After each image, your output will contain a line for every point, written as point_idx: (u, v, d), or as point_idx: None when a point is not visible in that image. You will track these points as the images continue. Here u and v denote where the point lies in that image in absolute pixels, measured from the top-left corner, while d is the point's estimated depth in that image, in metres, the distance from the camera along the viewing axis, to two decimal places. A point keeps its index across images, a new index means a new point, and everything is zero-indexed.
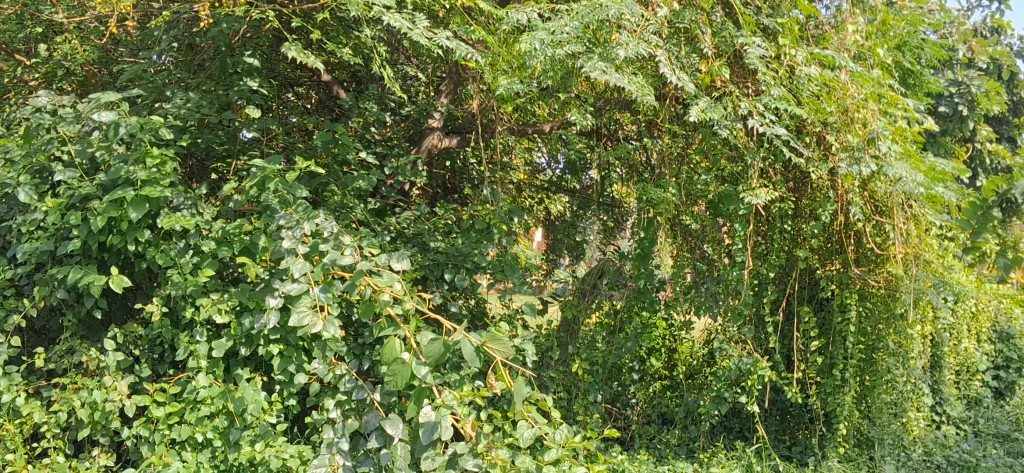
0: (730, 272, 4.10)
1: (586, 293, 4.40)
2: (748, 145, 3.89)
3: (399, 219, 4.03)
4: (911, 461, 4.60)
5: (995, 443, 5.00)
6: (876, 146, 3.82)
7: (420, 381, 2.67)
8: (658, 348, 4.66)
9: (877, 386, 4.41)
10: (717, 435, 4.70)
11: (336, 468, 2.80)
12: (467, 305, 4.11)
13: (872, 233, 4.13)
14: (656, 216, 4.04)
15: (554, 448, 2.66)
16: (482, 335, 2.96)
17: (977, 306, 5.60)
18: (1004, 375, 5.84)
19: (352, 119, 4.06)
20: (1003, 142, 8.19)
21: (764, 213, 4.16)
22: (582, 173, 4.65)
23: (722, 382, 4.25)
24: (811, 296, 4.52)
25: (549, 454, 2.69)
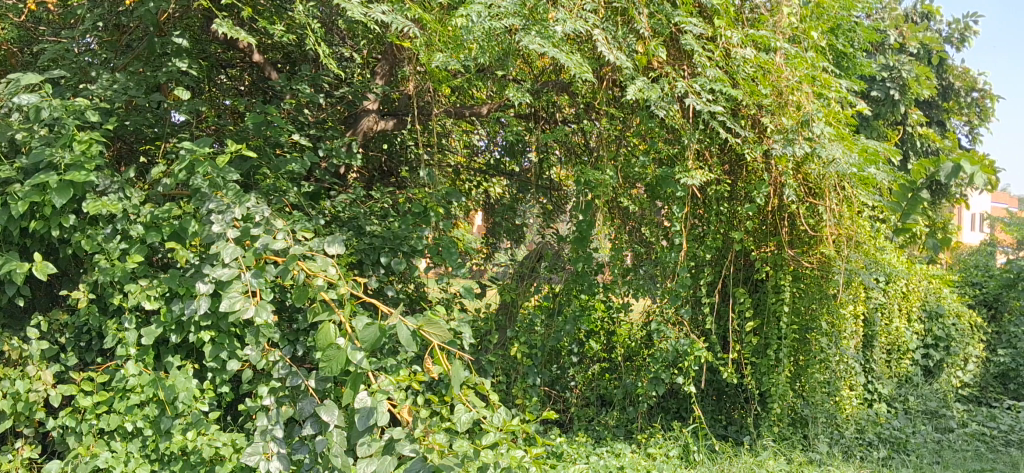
0: (668, 254, 4.15)
1: (524, 276, 4.35)
2: (685, 126, 3.91)
3: (334, 203, 3.97)
4: (844, 439, 4.68)
5: (924, 420, 5.27)
6: (810, 129, 3.87)
7: (355, 366, 2.62)
8: (597, 331, 4.60)
9: (810, 366, 4.49)
10: (653, 416, 4.73)
11: (270, 456, 2.73)
12: (405, 289, 4.09)
13: (806, 215, 4.20)
14: (594, 199, 4.05)
15: (493, 432, 2.63)
16: (418, 319, 2.91)
17: (910, 286, 5.66)
18: (933, 353, 5.95)
19: (284, 101, 3.99)
20: (933, 126, 8.32)
21: (700, 195, 4.19)
22: (521, 156, 4.67)
23: (660, 364, 4.29)
24: (746, 277, 4.57)
25: (487, 439, 2.65)
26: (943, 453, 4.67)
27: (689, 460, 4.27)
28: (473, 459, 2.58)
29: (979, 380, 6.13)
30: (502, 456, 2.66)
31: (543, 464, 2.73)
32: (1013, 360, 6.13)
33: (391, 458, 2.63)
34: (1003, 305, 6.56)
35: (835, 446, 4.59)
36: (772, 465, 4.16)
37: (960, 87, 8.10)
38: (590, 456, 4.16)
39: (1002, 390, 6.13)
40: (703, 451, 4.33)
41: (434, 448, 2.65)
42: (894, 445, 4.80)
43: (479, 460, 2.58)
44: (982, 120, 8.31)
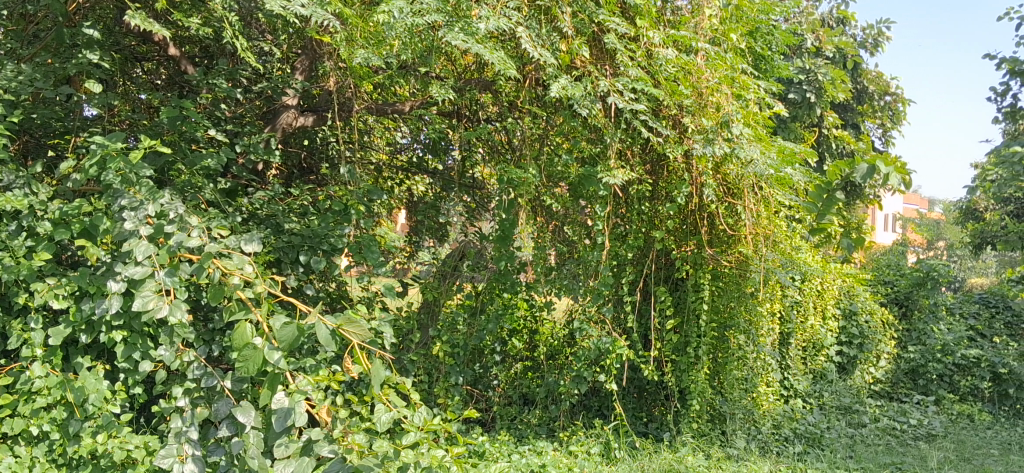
0: (590, 253, 4.20)
1: (447, 275, 4.32)
2: (607, 125, 3.94)
3: (251, 200, 3.90)
4: (761, 435, 4.76)
5: (838, 415, 5.41)
6: (729, 129, 3.93)
7: (272, 367, 2.54)
8: (520, 330, 4.61)
9: (728, 363, 4.56)
10: (575, 414, 4.75)
11: (184, 459, 2.64)
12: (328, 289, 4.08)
13: (724, 214, 4.27)
14: (517, 197, 4.04)
15: (414, 432, 2.64)
16: (337, 317, 2.85)
17: (824, 284, 5.79)
18: (847, 351, 6.09)
19: (200, 95, 3.89)
20: (848, 128, 8.53)
21: (623, 195, 4.23)
22: (445, 154, 4.63)
23: (582, 362, 4.30)
24: (667, 276, 4.63)
25: (408, 438, 2.65)
26: (856, 447, 4.79)
27: (610, 458, 4.32)
28: (393, 460, 2.56)
29: (890, 376, 6.30)
30: (422, 456, 2.64)
31: (463, 463, 2.72)
32: (922, 356, 6.31)
33: (309, 460, 2.57)
34: (913, 303, 6.75)
35: (752, 442, 4.67)
36: (691, 460, 4.22)
37: (874, 91, 8.32)
38: (512, 455, 4.17)
39: (912, 385, 6.31)
40: (624, 448, 4.39)
41: (353, 448, 2.62)
42: (809, 440, 4.91)
43: (399, 460, 2.55)
44: (894, 123, 8.56)
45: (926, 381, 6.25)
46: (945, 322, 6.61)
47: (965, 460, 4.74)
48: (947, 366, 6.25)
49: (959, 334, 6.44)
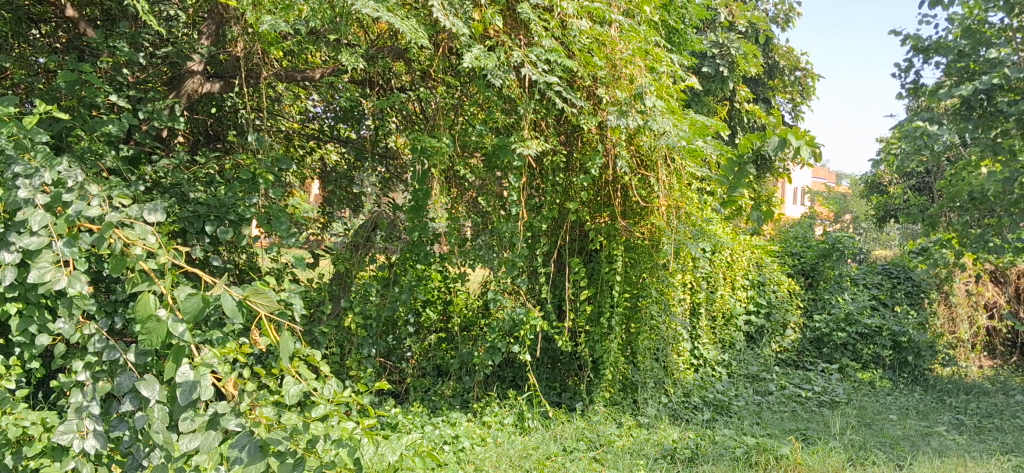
0: (504, 224, 4.20)
1: (359, 246, 4.26)
2: (521, 95, 3.94)
3: (155, 168, 3.77)
4: (671, 403, 4.84)
5: (745, 384, 5.57)
6: (642, 102, 3.96)
7: (177, 339, 2.42)
8: (434, 300, 4.63)
9: (640, 333, 4.63)
10: (489, 386, 4.75)
11: (85, 434, 2.52)
12: (238, 261, 4.04)
13: (638, 186, 4.31)
14: (430, 168, 3.98)
15: (324, 404, 2.59)
16: (244, 288, 2.77)
17: (734, 256, 5.88)
18: (755, 321, 6.22)
19: (101, 59, 3.73)
20: (760, 102, 8.67)
21: (537, 166, 4.24)
22: (358, 123, 4.52)
23: (496, 333, 4.34)
24: (581, 248, 4.68)
25: (316, 411, 2.60)
26: (762, 414, 4.90)
27: (523, 427, 4.35)
28: (302, 433, 2.53)
29: (796, 345, 6.46)
30: (332, 429, 2.60)
31: (374, 436, 2.69)
32: (827, 325, 6.48)
33: (216, 434, 2.47)
34: (819, 273, 6.92)
35: (663, 410, 4.75)
36: (603, 429, 4.31)
37: (784, 66, 8.47)
38: (425, 426, 4.16)
39: (817, 354, 6.49)
40: (537, 417, 4.42)
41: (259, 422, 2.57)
42: (717, 407, 5.00)
43: (308, 433, 2.51)
44: (804, 98, 8.74)
45: (829, 349, 6.44)
46: (850, 292, 6.81)
47: (865, 425, 4.89)
48: (850, 334, 6.44)
49: (862, 303, 6.64)
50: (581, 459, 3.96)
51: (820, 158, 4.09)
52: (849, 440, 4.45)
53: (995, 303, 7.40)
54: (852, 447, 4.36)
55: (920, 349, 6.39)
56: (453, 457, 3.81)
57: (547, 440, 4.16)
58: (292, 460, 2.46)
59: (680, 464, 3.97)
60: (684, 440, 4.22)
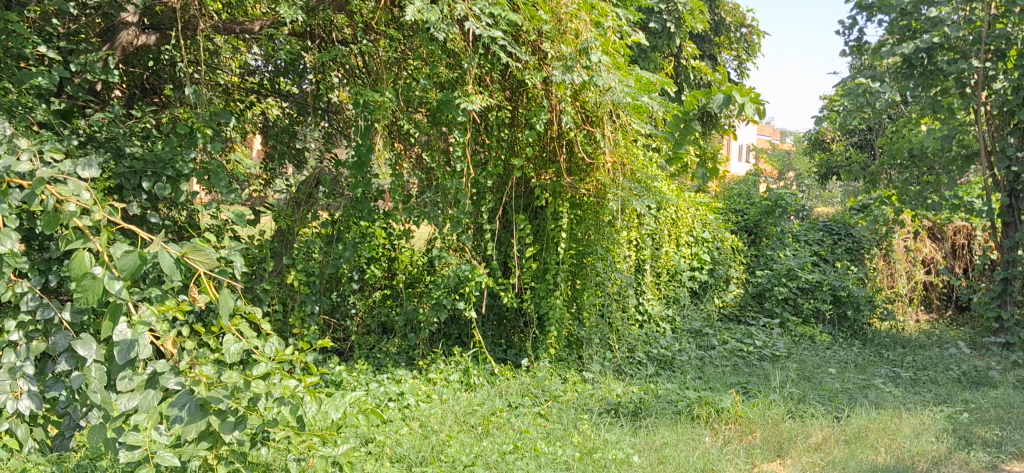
0: (449, 180, 4.16)
1: (301, 203, 4.19)
2: (465, 49, 3.89)
3: (88, 122, 3.64)
4: (616, 358, 4.86)
5: (689, 339, 5.66)
6: (588, 57, 3.94)
7: (115, 297, 2.31)
8: (379, 257, 4.56)
9: (585, 289, 4.63)
10: (434, 343, 4.72)
11: (19, 396, 2.45)
12: (178, 218, 3.97)
13: (583, 142, 4.30)
14: (374, 123, 3.91)
15: (265, 363, 2.54)
16: (182, 246, 2.68)
17: (679, 213, 5.90)
18: (699, 277, 6.27)
19: (28, 8, 3.57)
20: (706, 59, 8.68)
21: (481, 121, 4.20)
22: (300, 77, 4.45)
23: (441, 289, 4.31)
24: (526, 205, 4.67)
25: (258, 369, 2.55)
26: (704, 369, 4.95)
27: (468, 384, 4.34)
28: (244, 392, 2.48)
29: (738, 300, 6.53)
30: (274, 387, 2.57)
31: (317, 393, 2.67)
32: (769, 281, 6.55)
33: (154, 393, 2.42)
34: (762, 230, 6.98)
35: (608, 365, 4.77)
36: (548, 384, 4.33)
37: (731, 23, 8.48)
38: (369, 383, 4.13)
39: (759, 309, 6.58)
40: (482, 374, 4.42)
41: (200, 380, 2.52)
42: (661, 362, 5.05)
43: (250, 390, 2.48)
44: (749, 55, 8.78)
45: (771, 303, 6.51)
46: (791, 249, 6.89)
47: (805, 378, 4.97)
48: (792, 289, 6.52)
49: (803, 259, 6.73)
50: (526, 415, 3.97)
51: (763, 116, 4.11)
52: (789, 393, 4.53)
53: (932, 259, 7.54)
54: (792, 399, 4.43)
55: (859, 303, 6.54)
56: (397, 414, 3.79)
57: (492, 396, 4.16)
58: (234, 417, 2.49)
59: (624, 418, 4.01)
60: (628, 394, 4.26)
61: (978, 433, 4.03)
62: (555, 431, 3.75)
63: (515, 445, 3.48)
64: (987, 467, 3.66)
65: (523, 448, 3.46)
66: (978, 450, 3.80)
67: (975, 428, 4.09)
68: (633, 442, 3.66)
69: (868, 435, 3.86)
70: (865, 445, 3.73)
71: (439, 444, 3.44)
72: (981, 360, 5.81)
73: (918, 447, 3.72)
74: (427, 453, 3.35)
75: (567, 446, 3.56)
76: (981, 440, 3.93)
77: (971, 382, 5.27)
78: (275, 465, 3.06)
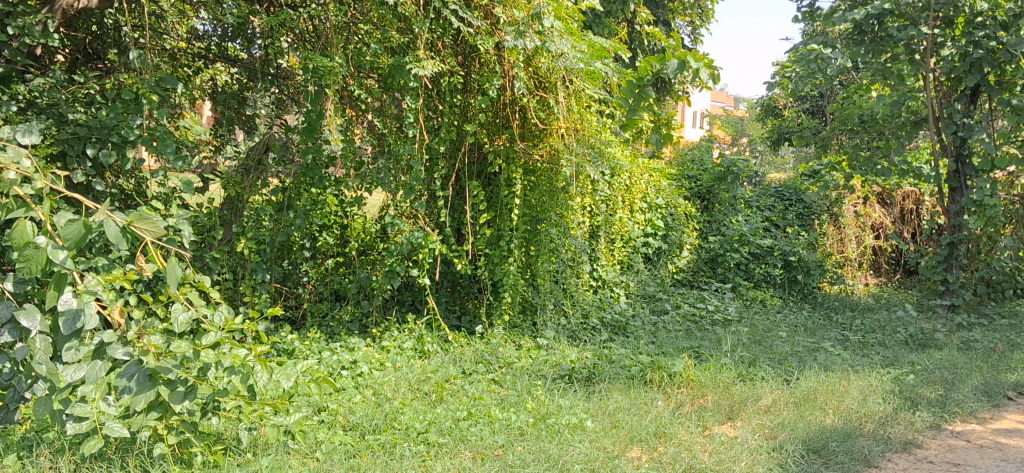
0: (401, 147, 4.11)
1: (250, 170, 4.11)
2: (416, 14, 3.87)
3: (28, 87, 3.51)
4: (570, 325, 4.87)
5: (642, 304, 5.72)
6: (540, 22, 3.95)
7: (59, 267, 2.24)
8: (331, 225, 4.49)
9: (539, 255, 4.63)
10: (388, 310, 4.69)
11: None
12: (124, 186, 3.90)
13: (537, 108, 4.29)
14: (324, 89, 3.87)
15: (215, 332, 2.49)
16: (128, 214, 2.61)
17: (633, 179, 5.90)
18: (653, 242, 6.29)
19: None
20: (659, 25, 8.65)
21: (434, 87, 4.17)
22: (251, 43, 4.31)
23: (394, 257, 4.27)
24: (480, 171, 4.64)
25: (208, 338, 2.50)
26: (658, 334, 4.99)
27: (422, 351, 4.32)
28: (193, 361, 2.45)
29: (691, 265, 6.56)
30: (224, 356, 2.53)
31: (268, 362, 2.63)
32: (722, 246, 6.59)
33: (102, 364, 2.37)
34: (715, 197, 6.99)
35: (562, 331, 4.77)
36: (502, 351, 4.33)
37: None
38: (322, 352, 4.10)
39: (711, 274, 6.63)
40: (436, 341, 4.41)
41: (148, 351, 2.47)
42: (615, 328, 5.06)
43: (199, 360, 2.44)
44: (703, 21, 8.79)
45: (724, 269, 6.59)
46: (743, 214, 6.94)
47: (756, 342, 5.03)
48: (743, 254, 6.58)
49: (755, 225, 6.78)
50: (480, 381, 3.97)
51: (718, 82, 4.14)
52: (740, 357, 4.58)
53: (881, 224, 7.65)
54: (743, 363, 4.48)
55: (809, 268, 6.69)
56: (350, 382, 3.77)
57: (446, 363, 4.16)
58: (184, 388, 2.47)
59: (577, 383, 4.03)
60: (582, 360, 4.28)
61: (923, 394, 4.11)
62: (509, 397, 3.76)
63: (468, 411, 3.48)
64: (931, 427, 3.74)
65: (476, 415, 3.46)
66: (922, 410, 3.88)
67: (920, 389, 4.17)
68: (586, 407, 3.69)
69: (816, 397, 3.92)
70: (814, 407, 3.79)
71: (393, 411, 3.43)
72: (927, 322, 5.92)
73: (866, 408, 3.78)
74: (381, 421, 3.33)
75: (520, 411, 3.57)
76: (926, 400, 4.01)
77: (917, 344, 5.37)
78: (227, 434, 3.03)
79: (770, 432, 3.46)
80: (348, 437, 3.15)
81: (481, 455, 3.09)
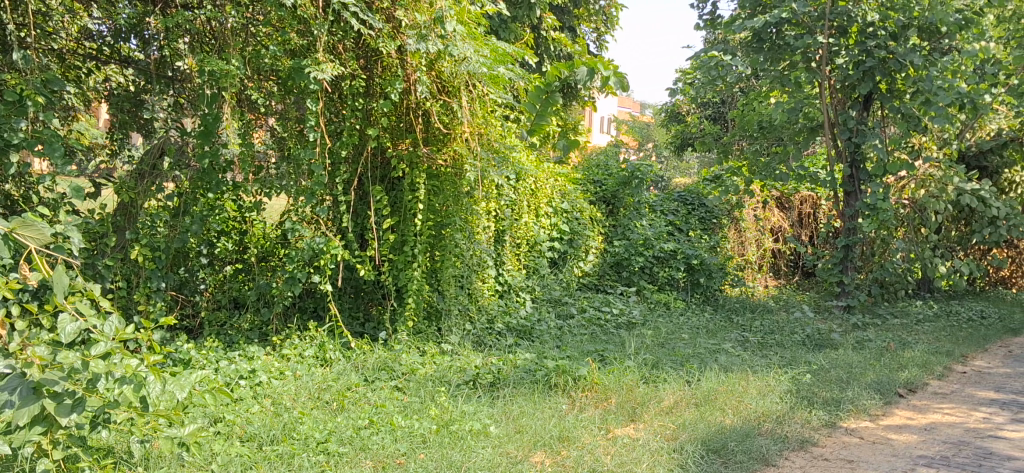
0: (301, 151, 4.03)
1: (145, 175, 3.95)
2: (315, 16, 3.78)
3: None
4: (475, 330, 4.83)
5: (548, 308, 5.73)
6: (442, 26, 3.93)
7: None
8: (229, 230, 4.39)
9: (444, 260, 4.59)
10: (289, 317, 4.58)
11: None
12: (11, 191, 3.72)
13: (440, 112, 4.26)
14: (222, 91, 3.75)
15: (105, 341, 2.38)
16: (10, 221, 2.46)
17: (538, 183, 5.89)
18: (559, 246, 6.30)
19: None
20: (564, 31, 8.70)
21: (334, 90, 4.09)
22: (148, 46, 4.15)
23: (294, 263, 4.16)
24: (383, 176, 4.57)
25: (97, 349, 2.39)
26: (563, 338, 5.00)
27: (324, 359, 4.24)
28: (82, 373, 2.34)
29: (597, 269, 6.60)
30: (114, 367, 2.43)
31: (162, 372, 2.54)
32: (626, 250, 6.66)
33: None
34: (620, 201, 7.05)
35: (466, 337, 4.73)
36: (405, 358, 4.28)
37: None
38: (220, 361, 3.99)
39: (616, 278, 6.67)
40: (338, 349, 4.33)
41: (33, 364, 2.34)
42: (520, 332, 5.05)
43: (88, 371, 2.34)
44: (608, 28, 8.89)
45: (628, 272, 6.63)
46: (648, 219, 7.01)
47: (659, 345, 5.08)
48: (647, 258, 6.66)
49: (659, 228, 6.89)
50: (382, 389, 3.91)
51: (624, 89, 4.20)
52: (643, 359, 4.62)
53: (780, 227, 7.85)
54: (646, 366, 4.52)
55: (711, 271, 6.79)
56: (249, 392, 3.67)
57: (348, 370, 4.09)
58: (71, 400, 2.33)
59: (481, 389, 4.01)
60: (486, 365, 4.26)
61: (819, 393, 4.21)
62: (412, 404, 3.72)
63: (370, 420, 3.42)
64: (826, 425, 3.83)
65: (378, 423, 3.40)
66: (818, 409, 3.97)
67: (816, 389, 4.27)
68: (490, 413, 3.66)
69: (716, 398, 3.98)
70: (714, 407, 3.84)
71: (292, 422, 3.35)
72: (823, 323, 6.08)
73: (764, 408, 3.85)
74: (279, 432, 3.25)
75: (423, 419, 3.52)
76: (822, 399, 4.11)
77: (814, 344, 5.50)
78: (118, 448, 2.92)
79: (671, 433, 3.49)
80: (245, 449, 3.06)
81: (382, 464, 3.03)
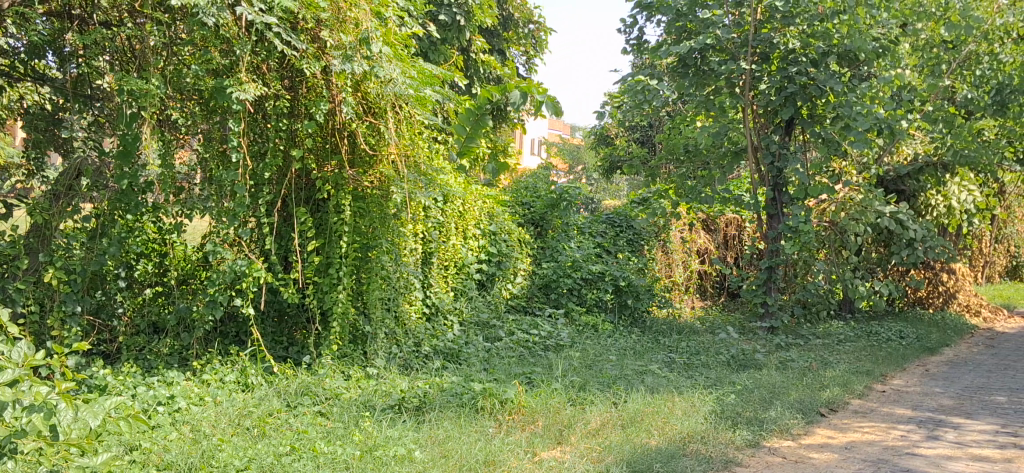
0: (223, 172, 3.97)
1: (60, 195, 3.81)
2: (237, 35, 3.73)
3: None
4: (402, 353, 4.78)
5: (476, 331, 5.69)
6: (368, 47, 3.92)
7: None
8: (150, 252, 4.27)
9: (370, 283, 4.53)
10: (209, 342, 4.47)
11: None
12: None
13: (366, 133, 4.23)
14: (140, 110, 3.66)
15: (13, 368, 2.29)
16: None
17: (466, 205, 5.87)
18: (487, 268, 6.27)
19: None
20: (493, 53, 8.71)
21: (258, 110, 4.03)
22: (65, 62, 3.98)
23: (216, 286, 4.07)
24: (308, 198, 4.51)
25: (4, 377, 2.30)
26: (491, 361, 4.97)
27: (246, 384, 4.15)
28: None
29: (526, 291, 6.58)
30: (23, 394, 2.34)
31: (74, 399, 2.45)
32: (555, 272, 6.67)
33: None
34: (548, 223, 7.09)
35: (392, 360, 4.68)
36: (329, 382, 4.21)
37: (519, 19, 8.57)
38: (138, 387, 3.87)
39: (545, 299, 6.66)
40: (260, 374, 4.24)
41: None
42: (447, 355, 5.01)
43: None
44: (537, 52, 8.94)
45: (557, 294, 6.63)
46: (576, 241, 7.05)
47: (587, 366, 5.09)
48: (575, 280, 6.69)
49: (587, 250, 6.93)
50: (305, 414, 3.84)
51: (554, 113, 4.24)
52: (570, 382, 4.62)
53: (706, 249, 7.97)
54: (573, 388, 4.52)
55: (639, 292, 6.87)
56: (167, 419, 3.57)
57: (270, 395, 4.01)
58: None
59: (407, 413, 3.96)
60: (412, 389, 4.21)
61: (742, 413, 4.25)
62: (335, 429, 3.65)
63: (292, 446, 3.35)
64: (750, 445, 3.87)
65: (301, 450, 3.33)
66: (742, 429, 4.01)
67: (739, 409, 4.32)
68: (415, 437, 3.62)
69: (642, 419, 4.00)
70: (640, 429, 3.85)
71: (211, 449, 3.26)
72: (748, 343, 6.17)
73: (689, 428, 3.88)
74: (197, 459, 3.16)
75: (347, 444, 3.47)
76: (745, 419, 4.15)
77: (739, 365, 5.57)
78: None
79: (597, 455, 3.49)
80: None
81: None
